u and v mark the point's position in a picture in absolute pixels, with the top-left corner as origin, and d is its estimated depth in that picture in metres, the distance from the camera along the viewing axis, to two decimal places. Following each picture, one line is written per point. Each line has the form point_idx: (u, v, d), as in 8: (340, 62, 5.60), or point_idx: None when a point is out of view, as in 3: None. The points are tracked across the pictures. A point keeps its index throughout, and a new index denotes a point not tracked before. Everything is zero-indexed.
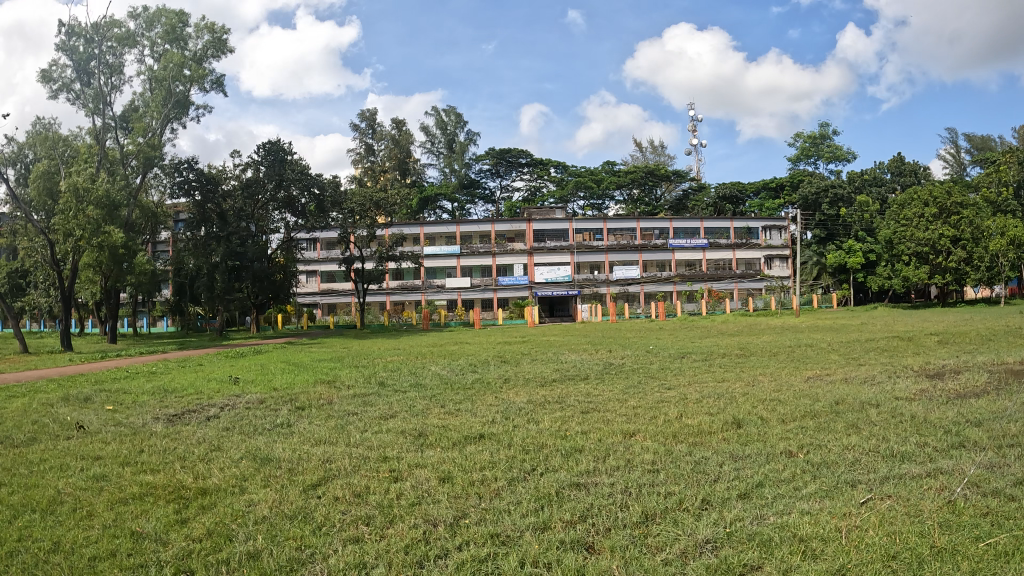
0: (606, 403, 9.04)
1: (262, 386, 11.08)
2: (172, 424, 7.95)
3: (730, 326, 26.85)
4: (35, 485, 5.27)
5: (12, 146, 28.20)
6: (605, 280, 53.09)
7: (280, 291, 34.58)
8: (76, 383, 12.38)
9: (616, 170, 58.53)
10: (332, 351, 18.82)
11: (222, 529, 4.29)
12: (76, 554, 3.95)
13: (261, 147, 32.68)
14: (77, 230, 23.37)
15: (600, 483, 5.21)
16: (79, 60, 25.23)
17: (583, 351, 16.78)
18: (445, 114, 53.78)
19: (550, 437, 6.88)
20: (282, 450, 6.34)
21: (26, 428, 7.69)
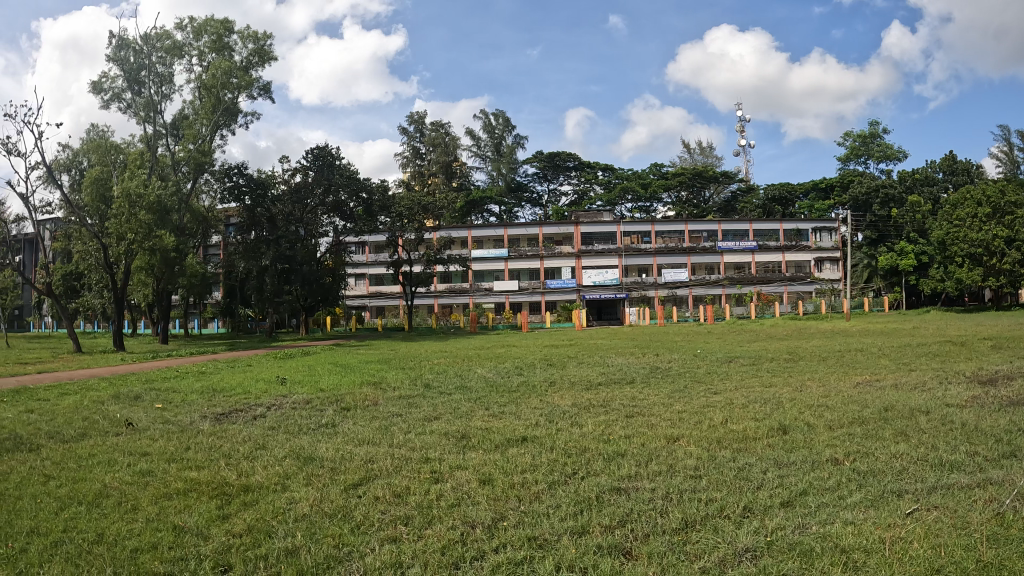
0: (652, 407, 8.99)
1: (310, 387, 11.26)
2: (219, 422, 8.12)
3: (779, 330, 26.44)
4: (83, 479, 5.45)
5: (67, 153, 29.14)
6: (653, 283, 52.59)
7: (329, 295, 34.71)
8: (126, 381, 12.70)
9: (664, 173, 58.16)
10: (380, 355, 19.01)
11: (263, 525, 4.38)
12: (118, 546, 4.06)
13: (310, 152, 33.22)
14: (130, 233, 24.11)
15: (641, 488, 5.18)
16: (129, 70, 25.96)
17: (629, 355, 16.71)
18: (493, 118, 53.93)
19: (594, 440, 6.87)
20: (325, 450, 6.43)
21: (77, 424, 7.93)
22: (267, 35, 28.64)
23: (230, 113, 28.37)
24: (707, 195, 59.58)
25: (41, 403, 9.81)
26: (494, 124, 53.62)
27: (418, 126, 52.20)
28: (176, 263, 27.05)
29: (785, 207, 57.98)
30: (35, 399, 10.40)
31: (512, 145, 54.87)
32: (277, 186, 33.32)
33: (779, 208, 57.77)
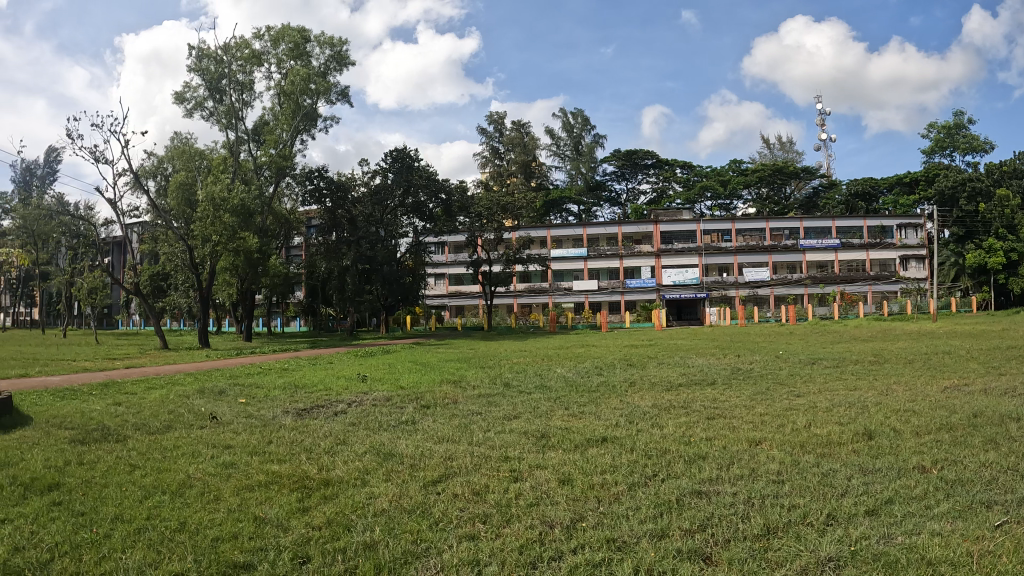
0: (732, 409, 8.80)
1: (390, 384, 11.41)
2: (300, 417, 8.27)
3: (864, 332, 25.60)
4: (168, 469, 5.62)
5: (153, 160, 30.27)
6: (734, 283, 51.65)
7: (409, 294, 34.20)
8: (212, 377, 13.11)
9: (744, 169, 57.00)
10: (459, 353, 19.22)
11: (342, 518, 4.45)
12: (200, 534, 4.17)
13: (389, 154, 33.75)
14: (215, 235, 24.84)
15: (722, 492, 5.07)
16: (211, 79, 26.81)
17: (710, 356, 16.42)
18: (572, 117, 53.92)
19: (674, 442, 6.77)
20: (405, 447, 6.49)
21: (164, 418, 8.18)
22: (343, 41, 29.19)
23: (309, 118, 29.02)
24: (789, 191, 58.26)
25: (130, 396, 10.19)
26: (573, 123, 53.59)
27: (498, 126, 52.50)
28: (260, 264, 27.81)
29: (870, 202, 56.87)
30: (124, 392, 10.83)
31: (592, 144, 54.70)
32: (356, 189, 34.03)
33: (863, 203, 56.70)
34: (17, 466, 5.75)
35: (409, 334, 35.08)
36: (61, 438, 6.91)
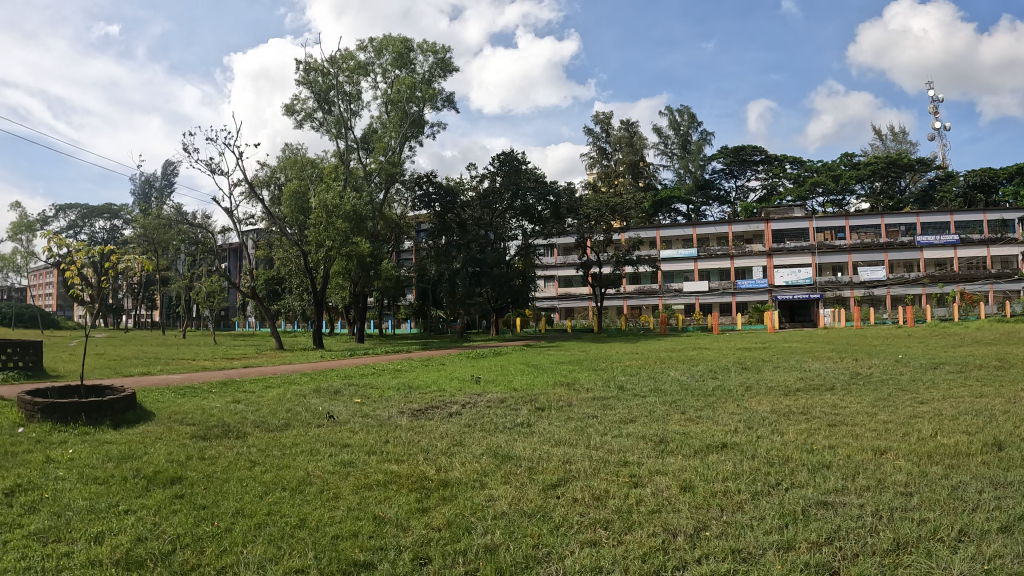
0: (854, 416, 8.46)
1: (503, 386, 11.49)
2: (417, 418, 8.39)
3: (989, 334, 24.25)
4: (289, 466, 5.76)
5: (267, 170, 31.33)
6: (849, 283, 49.92)
7: (518, 296, 35.27)
8: (327, 377, 13.52)
9: (855, 162, 55.62)
10: (570, 353, 19.29)
11: (461, 520, 4.45)
12: (320, 531, 4.25)
13: (498, 157, 33.59)
14: (329, 240, 25.49)
15: (848, 503, 4.88)
16: (319, 90, 27.67)
17: (827, 359, 15.90)
18: (679, 114, 53.40)
19: (796, 449, 6.55)
20: (522, 449, 6.48)
21: (282, 415, 8.43)
22: (446, 48, 29.59)
23: (416, 124, 29.43)
24: (902, 185, 55.99)
25: (250, 395, 10.54)
26: (681, 121, 53.06)
27: (604, 126, 52.28)
28: (372, 268, 28.54)
29: (991, 193, 53.89)
30: (243, 390, 11.24)
31: (699, 142, 54.06)
32: (466, 194, 34.47)
33: (982, 194, 53.76)
34: (148, 459, 6.10)
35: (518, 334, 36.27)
36: (184, 433, 7.20)
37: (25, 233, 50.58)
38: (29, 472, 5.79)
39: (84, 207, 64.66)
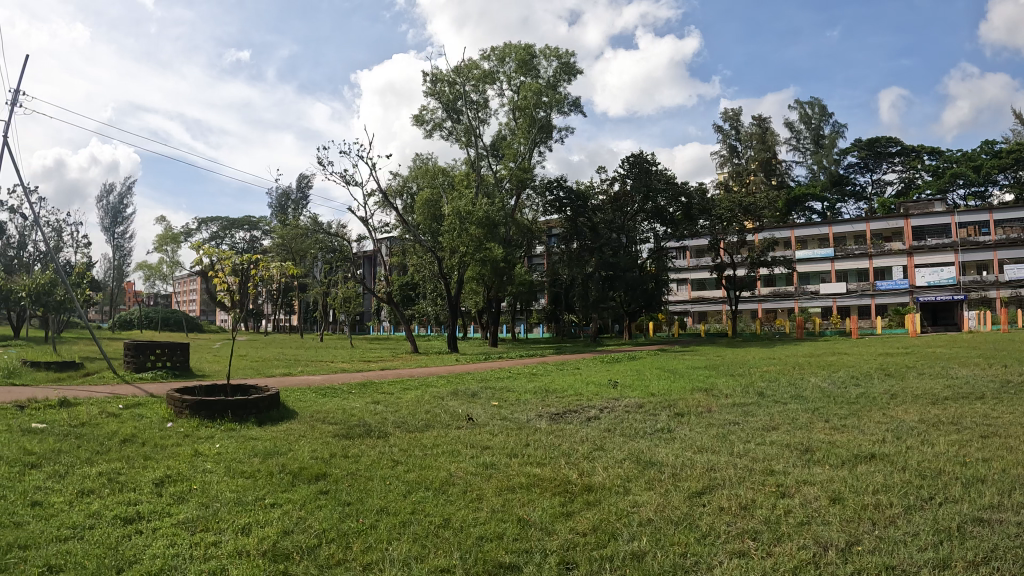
0: (1012, 427, 7.98)
1: (639, 391, 11.50)
2: (556, 421, 8.51)
3: None
4: (431, 466, 5.98)
5: (398, 180, 32.24)
6: (994, 283, 46.82)
7: (651, 301, 34.45)
8: (462, 379, 13.97)
9: (998, 150, 52.40)
10: (706, 359, 18.99)
11: (607, 526, 4.47)
12: (464, 532, 4.37)
13: (628, 159, 33.47)
14: (463, 247, 26.22)
15: (1008, 521, 4.62)
16: (447, 101, 28.58)
17: (975, 366, 15.02)
18: (809, 108, 52.12)
19: (948, 462, 6.24)
20: (666, 455, 6.45)
21: (422, 416, 8.76)
22: (570, 52, 29.66)
23: (546, 129, 29.80)
24: None
25: (389, 395, 11.08)
26: (812, 114, 51.75)
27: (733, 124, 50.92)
28: (506, 273, 29.04)
29: None
30: (383, 390, 11.75)
31: (832, 135, 52.51)
32: (596, 197, 34.60)
33: None
34: (288, 457, 6.71)
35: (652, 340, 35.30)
36: (327, 433, 7.65)
37: (171, 244, 54.01)
38: (182, 464, 6.84)
39: (224, 219, 69.10)
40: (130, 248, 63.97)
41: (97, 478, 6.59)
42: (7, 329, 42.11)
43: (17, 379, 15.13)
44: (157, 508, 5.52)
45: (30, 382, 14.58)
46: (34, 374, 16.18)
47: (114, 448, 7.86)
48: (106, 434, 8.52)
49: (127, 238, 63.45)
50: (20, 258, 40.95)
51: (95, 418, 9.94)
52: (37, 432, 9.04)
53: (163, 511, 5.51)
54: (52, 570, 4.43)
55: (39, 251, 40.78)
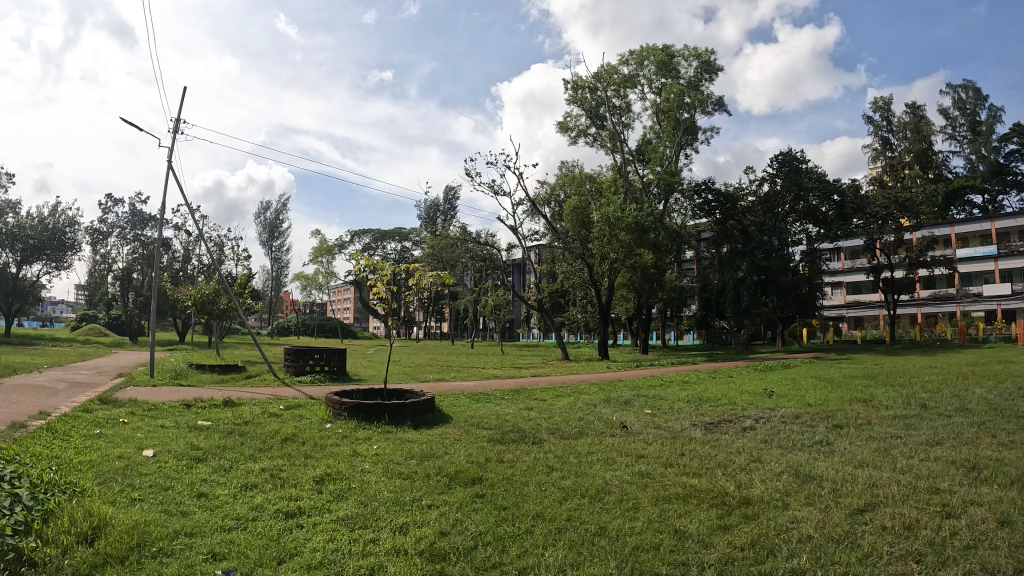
0: None
1: (796, 401, 11.37)
2: (710, 431, 9.24)
3: None
4: (588, 474, 6.90)
5: (546, 188, 32.53)
6: None
7: (805, 307, 32.92)
8: (618, 391, 14.72)
9: None
10: (863, 367, 18.36)
11: (765, 541, 4.90)
12: (622, 541, 4.98)
13: (776, 158, 32.57)
14: (613, 254, 27.30)
15: None
16: (589, 107, 28.98)
17: None
18: (963, 92, 49.14)
19: None
20: (824, 469, 6.83)
21: (578, 423, 10.02)
22: (709, 49, 29.20)
23: (690, 131, 29.71)
24: None
25: (542, 403, 12.85)
26: (967, 98, 48.75)
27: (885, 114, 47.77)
28: (657, 280, 29.46)
29: None
30: (534, 398, 13.69)
31: (991, 120, 49.23)
32: (745, 199, 33.82)
33: None
34: (447, 459, 7.54)
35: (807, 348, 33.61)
36: (492, 436, 8.93)
37: (326, 255, 56.98)
38: (341, 463, 7.43)
39: (376, 231, 72.54)
40: (288, 261, 67.67)
41: (259, 473, 7.05)
42: (176, 336, 45.58)
43: (187, 382, 16.35)
44: (316, 505, 5.88)
45: (199, 384, 15.72)
46: (200, 374, 17.79)
47: (275, 446, 8.43)
48: (268, 433, 9.25)
49: (283, 250, 67.13)
50: (186, 270, 44.24)
51: (256, 418, 10.66)
52: (204, 428, 9.83)
53: (321, 507, 5.88)
54: (215, 558, 4.76)
55: (202, 264, 43.97)
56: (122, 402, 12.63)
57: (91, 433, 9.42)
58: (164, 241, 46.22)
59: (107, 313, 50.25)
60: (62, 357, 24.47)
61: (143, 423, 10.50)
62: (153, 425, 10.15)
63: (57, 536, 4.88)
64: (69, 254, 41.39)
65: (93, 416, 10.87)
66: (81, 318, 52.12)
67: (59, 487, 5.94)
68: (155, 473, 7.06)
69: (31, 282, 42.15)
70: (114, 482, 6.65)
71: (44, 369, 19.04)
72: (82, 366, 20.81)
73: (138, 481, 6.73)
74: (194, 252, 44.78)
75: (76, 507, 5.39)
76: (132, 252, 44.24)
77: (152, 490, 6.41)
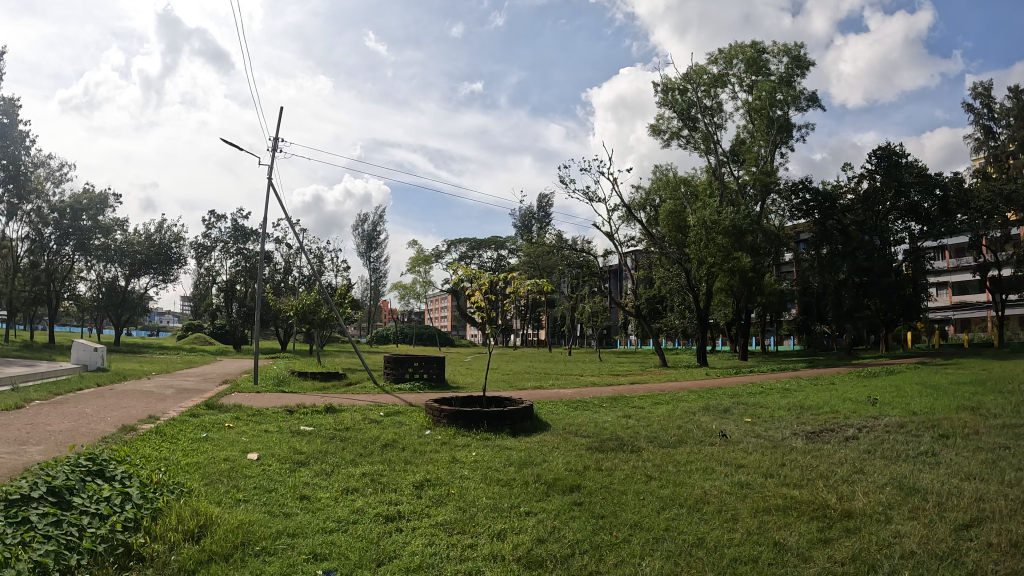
0: None
1: (901, 408, 11.02)
2: (811, 441, 9.08)
3: None
4: (687, 484, 6.89)
5: (640, 193, 32.18)
6: None
7: (909, 309, 31.80)
8: (717, 399, 14.59)
9: None
10: (974, 373, 17.66)
11: (866, 556, 4.85)
12: (721, 553, 4.99)
13: (874, 154, 31.65)
14: (710, 258, 27.20)
15: None
16: (680, 109, 28.71)
17: None
18: None
19: None
20: (929, 481, 6.65)
21: (677, 432, 9.97)
22: (799, 44, 28.53)
23: (785, 129, 29.08)
24: None
25: (640, 411, 12.87)
26: None
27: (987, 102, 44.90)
28: (756, 283, 28.95)
29: None
30: (634, 406, 13.70)
31: None
32: (844, 197, 32.71)
33: None
34: (545, 466, 7.66)
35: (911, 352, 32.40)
36: (590, 445, 9.00)
37: (423, 265, 58.03)
38: (441, 469, 7.65)
39: (473, 240, 73.41)
40: (385, 270, 69.21)
41: (360, 477, 7.31)
42: (278, 344, 47.19)
43: (290, 389, 16.94)
44: (415, 509, 6.08)
45: (301, 391, 16.24)
46: (302, 382, 18.38)
47: (375, 452, 8.71)
48: (369, 438, 9.60)
49: (382, 261, 68.65)
50: (287, 281, 45.79)
51: (357, 423, 11.02)
52: (305, 433, 10.20)
53: (419, 512, 6.06)
54: (315, 558, 4.99)
55: (302, 275, 45.43)
56: (226, 408, 13.17)
57: (198, 437, 9.91)
58: (265, 253, 48.00)
59: (212, 322, 52.45)
60: (174, 365, 25.69)
61: (247, 427, 11.01)
62: (256, 430, 10.62)
63: (164, 532, 5.21)
64: (175, 267, 43.42)
65: (200, 421, 11.41)
66: (189, 328, 54.53)
67: (167, 487, 6.32)
68: (258, 475, 7.41)
69: (141, 294, 44.37)
70: (219, 483, 7.02)
71: (156, 377, 19.99)
72: (192, 374, 21.80)
73: (244, 483, 7.07)
74: (295, 264, 46.32)
75: (183, 506, 5.73)
76: (235, 265, 46.06)
77: (256, 492, 6.74)
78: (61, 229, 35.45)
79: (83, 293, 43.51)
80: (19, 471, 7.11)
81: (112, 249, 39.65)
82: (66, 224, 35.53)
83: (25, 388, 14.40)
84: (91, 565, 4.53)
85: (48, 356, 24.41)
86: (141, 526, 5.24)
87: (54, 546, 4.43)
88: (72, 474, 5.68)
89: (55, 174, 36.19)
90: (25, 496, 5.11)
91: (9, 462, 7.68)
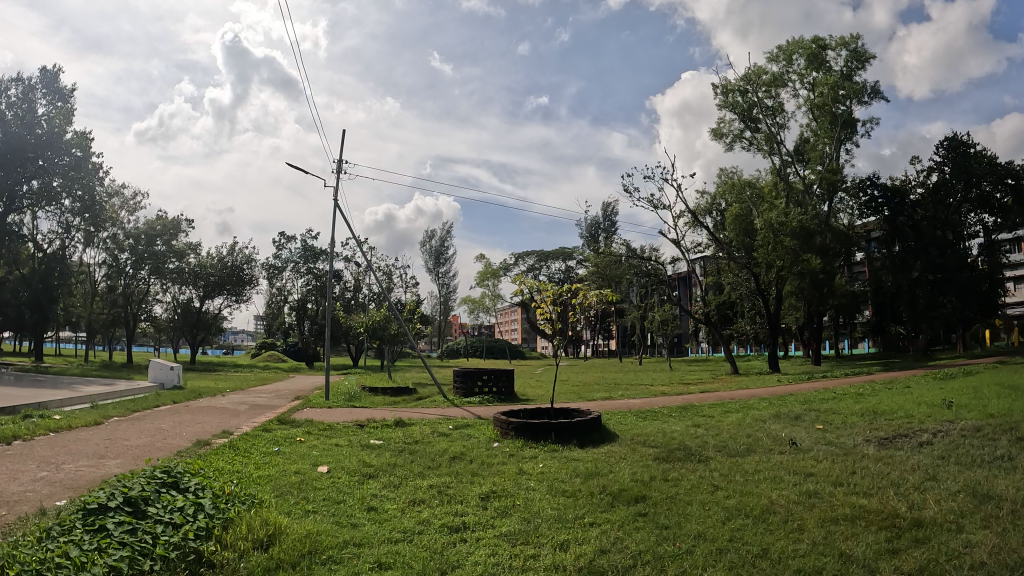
0: None
1: (979, 411, 10.52)
2: (885, 447, 8.68)
3: None
4: (756, 493, 6.69)
5: (705, 199, 31.70)
6: None
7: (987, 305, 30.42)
8: (789, 405, 14.43)
9: None
10: None
11: (935, 567, 4.63)
12: (783, 564, 4.79)
13: (941, 146, 30.64)
14: (778, 260, 26.53)
15: None
16: (741, 110, 28.17)
17: None
18: None
19: None
20: (1005, 488, 6.32)
21: (747, 441, 9.70)
22: (858, 37, 27.78)
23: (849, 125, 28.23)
24: None
25: (709, 420, 12.61)
26: None
27: None
28: (825, 284, 28.13)
29: None
30: (701, 415, 13.43)
31: None
32: (914, 192, 31.72)
33: None
34: (610, 477, 7.53)
35: (990, 350, 31.05)
36: (656, 455, 8.83)
37: (491, 278, 58.28)
38: (506, 482, 7.58)
39: (540, 252, 73.46)
40: (454, 285, 69.76)
41: (427, 490, 7.29)
42: (350, 360, 47.95)
43: (361, 403, 17.17)
44: (480, 520, 6.06)
45: (371, 406, 16.41)
46: (373, 397, 18.57)
47: (443, 464, 8.72)
48: (437, 451, 9.61)
49: (450, 276, 69.10)
50: (356, 297, 46.46)
51: (426, 436, 11.08)
52: (375, 446, 10.29)
53: (484, 522, 6.03)
54: (380, 567, 4.98)
55: (371, 291, 46.02)
56: (297, 423, 13.34)
57: (271, 450, 10.07)
58: (334, 271, 48.91)
59: (285, 340, 53.41)
60: (249, 382, 26.34)
61: (318, 441, 11.17)
62: (327, 444, 10.72)
63: (234, 541, 5.26)
64: (248, 287, 44.44)
65: (273, 436, 11.59)
66: (262, 346, 55.78)
67: (239, 497, 6.40)
68: (327, 487, 7.48)
69: (215, 315, 45.57)
70: (289, 495, 7.10)
71: (229, 393, 20.42)
72: (265, 390, 22.28)
73: (314, 495, 7.13)
74: (364, 281, 47.00)
75: (254, 516, 5.79)
76: (306, 284, 47.00)
77: (326, 503, 6.79)
78: (137, 254, 36.62)
79: (160, 314, 44.82)
80: (99, 483, 7.34)
81: (185, 271, 40.84)
82: (141, 249, 36.69)
83: (105, 405, 14.84)
84: (163, 570, 4.59)
85: (130, 376, 25.24)
86: (213, 535, 5.28)
87: (127, 551, 4.51)
88: (147, 485, 5.79)
89: (129, 202, 37.54)
90: (103, 505, 5.24)
91: (91, 475, 7.92)
